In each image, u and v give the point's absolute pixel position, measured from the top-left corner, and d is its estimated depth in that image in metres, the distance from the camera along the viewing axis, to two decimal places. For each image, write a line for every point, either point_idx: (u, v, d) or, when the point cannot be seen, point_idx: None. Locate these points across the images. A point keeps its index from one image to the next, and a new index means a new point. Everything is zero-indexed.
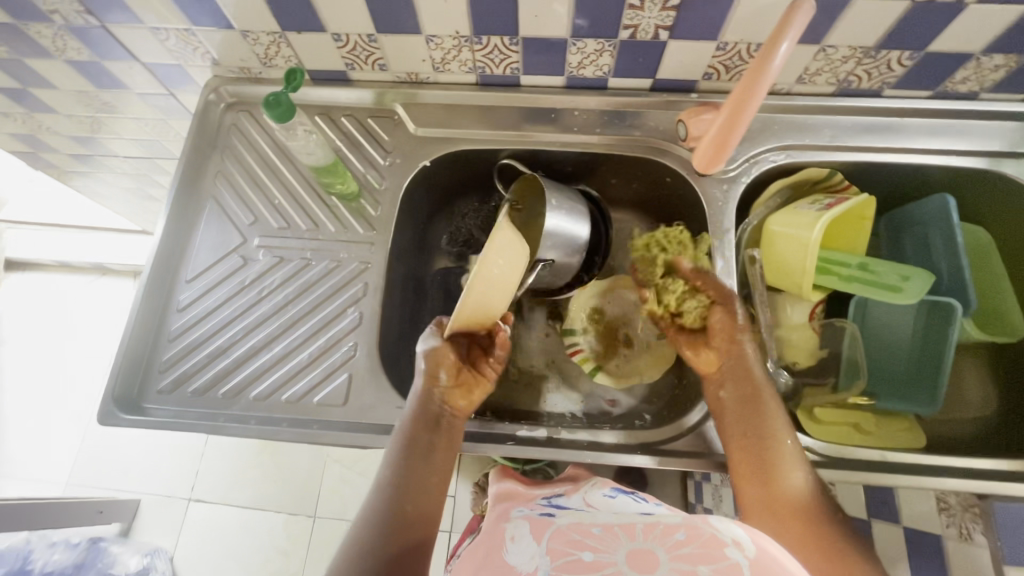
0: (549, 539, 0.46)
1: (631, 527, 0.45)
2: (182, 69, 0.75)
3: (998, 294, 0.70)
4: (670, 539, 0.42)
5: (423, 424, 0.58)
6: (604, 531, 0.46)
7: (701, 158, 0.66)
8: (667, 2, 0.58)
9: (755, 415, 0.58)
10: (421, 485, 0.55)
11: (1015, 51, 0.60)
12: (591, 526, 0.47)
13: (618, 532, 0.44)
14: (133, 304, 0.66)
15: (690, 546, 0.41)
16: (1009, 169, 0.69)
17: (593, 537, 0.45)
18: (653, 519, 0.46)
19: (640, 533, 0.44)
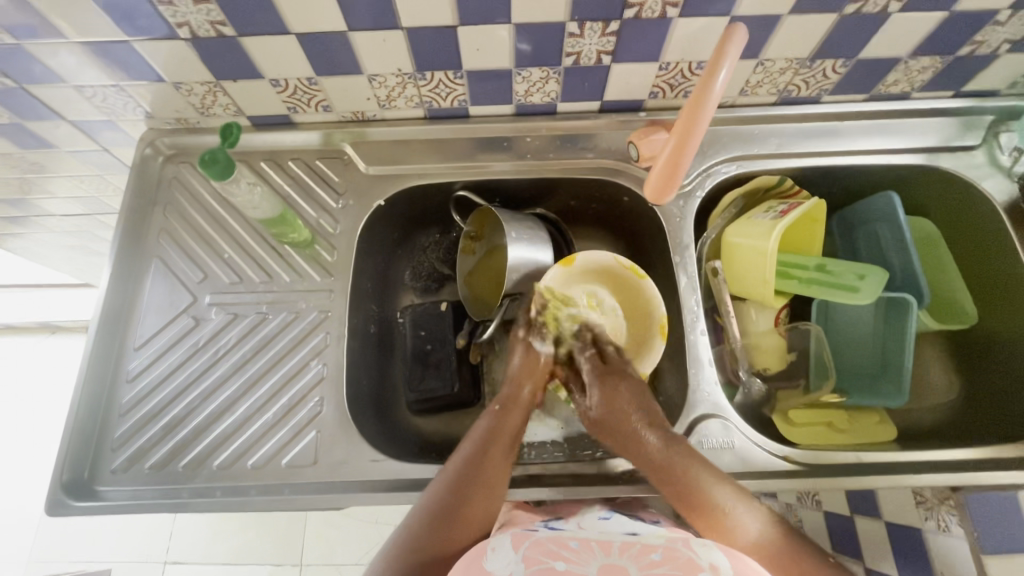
0: (526, 545, 0.48)
1: (608, 544, 0.47)
2: (114, 125, 0.72)
3: (949, 284, 0.73)
4: (645, 558, 0.44)
5: (512, 415, 0.62)
6: (581, 545, 0.47)
7: (652, 188, 0.64)
8: (606, 29, 0.59)
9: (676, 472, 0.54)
10: (493, 473, 0.57)
11: (939, 53, 0.63)
12: (568, 540, 0.48)
13: (594, 548, 0.46)
14: (77, 381, 0.62)
15: (664, 565, 0.43)
16: (945, 163, 0.72)
17: (568, 549, 0.46)
18: (632, 540, 0.48)
19: (618, 551, 0.46)
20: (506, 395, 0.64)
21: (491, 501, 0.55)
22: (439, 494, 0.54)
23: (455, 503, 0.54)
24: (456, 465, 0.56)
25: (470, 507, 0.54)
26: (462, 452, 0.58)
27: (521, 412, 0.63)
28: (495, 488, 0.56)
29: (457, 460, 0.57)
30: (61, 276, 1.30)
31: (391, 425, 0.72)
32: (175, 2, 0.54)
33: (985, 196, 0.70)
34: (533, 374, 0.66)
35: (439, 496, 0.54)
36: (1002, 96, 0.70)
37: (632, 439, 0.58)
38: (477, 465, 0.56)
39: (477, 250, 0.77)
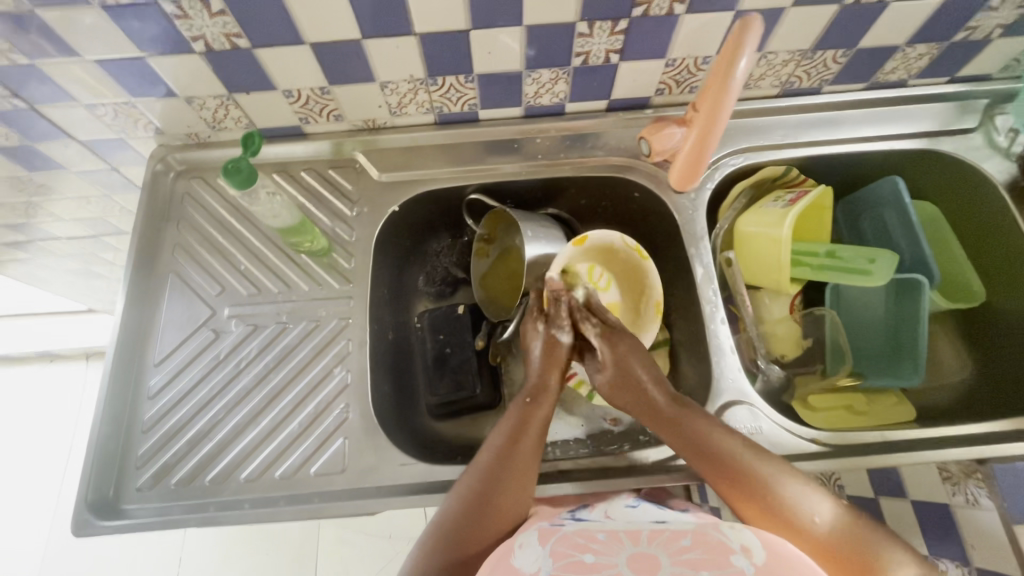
0: (554, 540, 0.47)
1: (636, 533, 0.46)
2: (124, 143, 0.72)
3: (957, 264, 0.74)
4: (676, 545, 0.43)
5: (536, 404, 0.62)
6: (609, 536, 0.46)
7: (678, 174, 0.66)
8: (615, 28, 0.60)
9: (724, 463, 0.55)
10: (523, 465, 0.57)
11: (935, 39, 0.65)
12: (595, 532, 0.47)
13: (622, 538, 0.45)
14: (98, 399, 0.61)
15: (695, 551, 0.42)
16: (945, 147, 0.74)
17: (596, 541, 0.46)
18: (660, 527, 0.47)
19: (646, 539, 0.45)
20: (531, 385, 0.63)
21: (523, 490, 0.56)
22: (472, 488, 0.55)
23: (486, 497, 0.54)
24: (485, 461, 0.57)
25: (502, 498, 0.55)
26: (491, 447, 0.58)
27: (547, 401, 0.62)
28: (527, 481, 0.56)
29: (487, 454, 0.57)
30: (61, 302, 1.28)
31: (415, 430, 0.72)
32: (191, 15, 0.54)
33: (986, 176, 0.72)
34: (552, 358, 0.65)
35: (472, 489, 0.55)
36: (996, 79, 0.73)
37: (701, 418, 0.58)
38: (507, 458, 0.56)
39: (492, 252, 0.78)
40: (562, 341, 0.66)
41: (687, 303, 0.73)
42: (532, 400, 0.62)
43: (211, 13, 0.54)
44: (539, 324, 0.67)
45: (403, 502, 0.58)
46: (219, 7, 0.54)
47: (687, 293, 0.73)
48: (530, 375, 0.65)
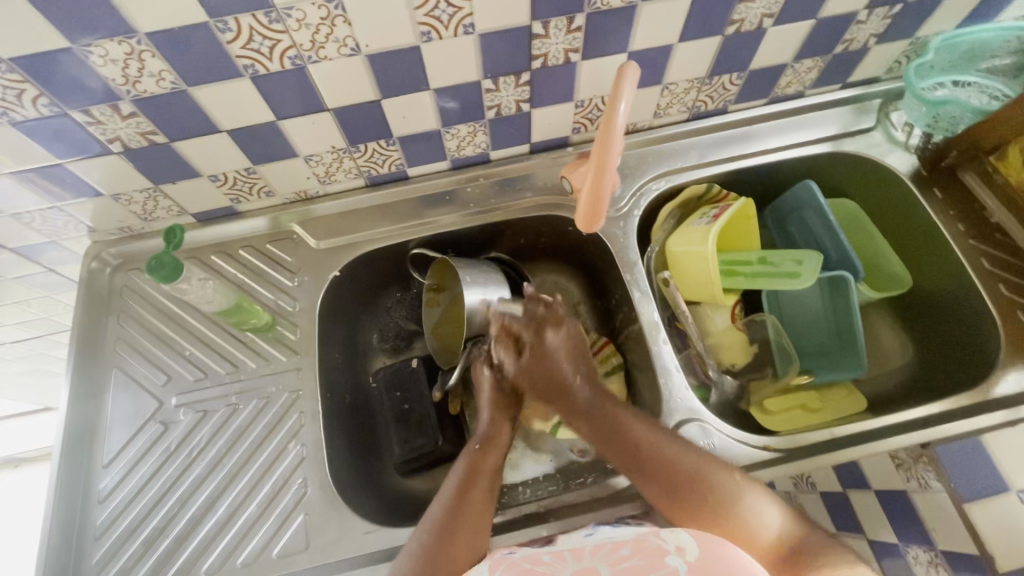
0: (503, 566, 0.50)
1: (579, 550, 0.50)
2: (57, 245, 0.71)
3: (882, 255, 0.78)
4: (616, 554, 0.48)
5: (480, 450, 0.63)
6: (554, 557, 0.50)
7: (584, 215, 0.65)
8: (519, 80, 0.63)
9: (685, 477, 0.57)
10: (478, 517, 0.58)
11: (819, 54, 0.70)
12: (540, 554, 0.51)
13: (566, 556, 0.49)
14: (45, 511, 0.59)
15: (633, 559, 0.47)
16: (850, 146, 0.78)
17: (542, 563, 0.49)
18: (603, 541, 0.51)
19: (589, 554, 0.49)
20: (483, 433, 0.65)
21: (473, 533, 0.57)
22: (424, 541, 0.56)
23: (435, 551, 0.55)
24: (436, 515, 0.57)
25: (452, 547, 0.55)
26: (443, 496, 0.59)
27: (495, 449, 0.64)
28: (477, 531, 0.57)
29: (437, 509, 0.58)
30: (16, 406, 1.25)
31: (382, 493, 0.71)
32: (104, 120, 0.56)
33: (892, 170, 0.76)
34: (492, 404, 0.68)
35: (425, 544, 0.55)
36: (884, 80, 0.78)
37: (624, 442, 0.60)
38: (458, 513, 0.57)
39: (442, 300, 0.78)
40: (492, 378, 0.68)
41: (633, 326, 0.75)
42: (481, 448, 0.64)
43: (123, 116, 0.56)
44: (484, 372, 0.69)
45: (369, 572, 0.58)
46: (129, 110, 0.55)
47: (631, 318, 0.75)
48: (483, 423, 0.67)
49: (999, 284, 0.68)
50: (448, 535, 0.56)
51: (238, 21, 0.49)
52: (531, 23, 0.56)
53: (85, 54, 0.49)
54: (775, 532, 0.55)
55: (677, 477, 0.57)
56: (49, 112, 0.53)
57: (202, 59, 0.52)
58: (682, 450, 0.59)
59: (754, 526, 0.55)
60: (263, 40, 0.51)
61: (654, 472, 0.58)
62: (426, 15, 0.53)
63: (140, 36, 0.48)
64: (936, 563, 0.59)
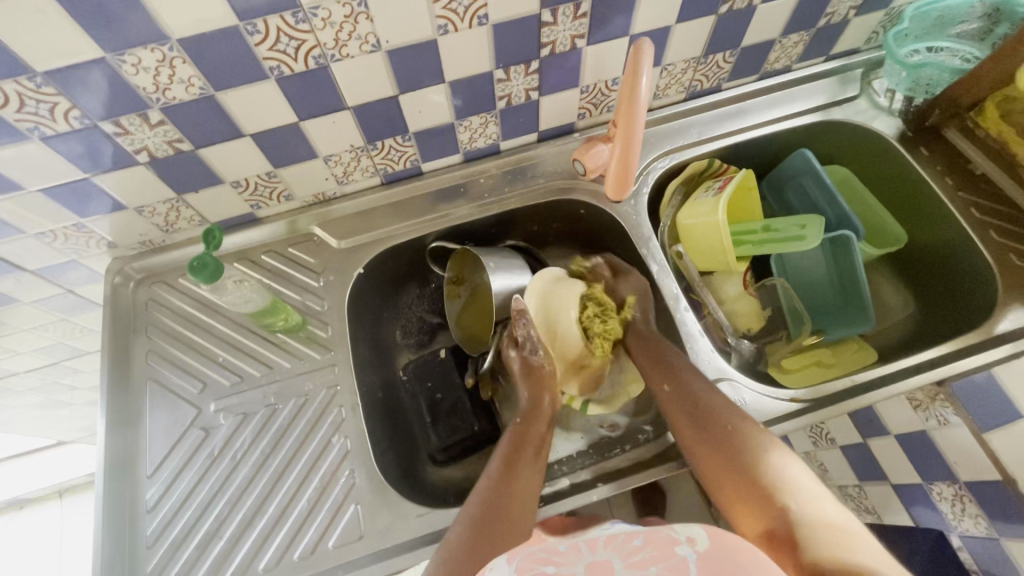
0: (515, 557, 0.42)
1: (593, 542, 0.43)
2: (78, 264, 0.71)
3: (877, 216, 0.82)
4: (627, 546, 0.40)
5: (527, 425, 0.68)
6: (568, 547, 0.42)
7: (615, 186, 0.72)
8: (528, 69, 0.66)
9: (712, 417, 0.60)
10: (524, 481, 0.60)
11: (804, 28, 0.74)
12: (552, 545, 0.43)
13: (580, 547, 0.42)
14: (95, 526, 0.59)
15: (647, 550, 0.39)
16: (838, 115, 0.82)
17: (558, 553, 0.41)
18: (616, 533, 0.44)
19: (602, 545, 0.42)
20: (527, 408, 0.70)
21: (522, 496, 0.59)
22: (474, 506, 0.58)
23: (487, 508, 0.57)
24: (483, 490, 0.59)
25: (504, 506, 0.57)
26: (492, 466, 0.62)
27: (540, 421, 0.68)
28: (525, 495, 0.59)
29: (487, 481, 0.60)
30: (26, 442, 1.23)
31: (424, 481, 0.72)
32: (132, 130, 0.57)
33: (879, 133, 0.81)
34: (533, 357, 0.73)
35: (473, 508, 0.57)
36: (863, 51, 0.83)
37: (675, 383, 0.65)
38: (507, 476, 0.60)
39: (463, 293, 0.80)
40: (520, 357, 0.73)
41: (652, 299, 0.78)
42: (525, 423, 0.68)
43: (151, 125, 0.57)
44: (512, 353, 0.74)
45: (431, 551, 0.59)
46: (157, 118, 0.56)
47: (649, 292, 0.78)
48: (525, 398, 0.71)
49: (990, 230, 0.73)
50: (497, 494, 0.58)
51: (266, 22, 0.51)
52: (540, 11, 0.59)
53: (117, 64, 0.50)
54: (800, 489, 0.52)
55: (708, 416, 0.60)
56: (79, 124, 0.54)
57: (229, 63, 0.53)
58: (732, 409, 0.60)
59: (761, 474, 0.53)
60: (289, 40, 0.53)
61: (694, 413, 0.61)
62: (443, 8, 0.55)
63: (171, 42, 0.50)
64: (961, 494, 0.64)
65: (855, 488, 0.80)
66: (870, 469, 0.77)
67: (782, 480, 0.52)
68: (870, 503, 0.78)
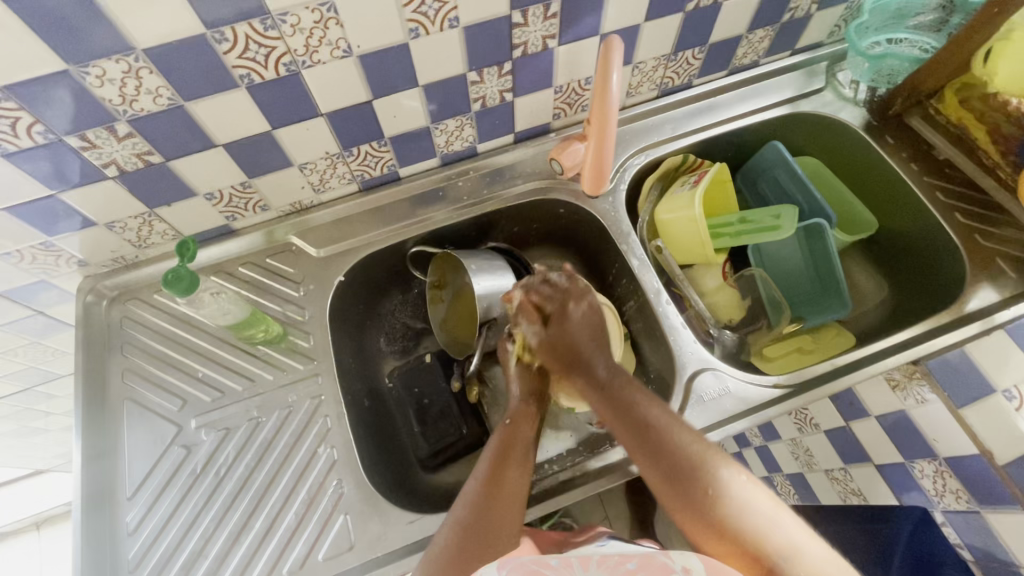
0: (509, 564, 0.44)
1: (586, 560, 0.45)
2: (48, 284, 0.69)
3: (849, 204, 0.84)
4: (622, 568, 0.43)
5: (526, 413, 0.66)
6: (562, 562, 0.45)
7: (590, 181, 0.74)
8: (502, 70, 0.66)
9: (681, 465, 0.54)
10: (511, 487, 0.58)
11: (769, 23, 0.76)
12: (547, 558, 0.45)
13: (575, 563, 0.44)
14: (74, 553, 0.57)
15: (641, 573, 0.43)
16: (806, 107, 0.84)
17: (551, 567, 0.44)
18: (608, 554, 0.47)
19: (595, 564, 0.45)
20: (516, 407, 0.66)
21: (511, 505, 0.57)
22: (460, 514, 0.56)
23: (474, 523, 0.55)
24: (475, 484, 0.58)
25: (493, 520, 0.55)
26: (479, 472, 0.60)
27: (528, 420, 0.65)
28: (512, 507, 0.57)
29: (470, 487, 0.58)
30: (3, 473, 1.20)
31: (414, 488, 0.71)
32: (99, 144, 0.55)
33: (846, 123, 0.83)
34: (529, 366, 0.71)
35: (461, 519, 0.56)
36: (827, 45, 0.85)
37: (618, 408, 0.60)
38: (495, 483, 0.58)
39: (445, 296, 0.80)
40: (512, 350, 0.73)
41: (634, 295, 0.78)
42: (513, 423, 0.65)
43: (119, 138, 0.56)
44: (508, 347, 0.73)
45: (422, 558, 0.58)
46: (125, 130, 0.55)
47: (631, 287, 0.79)
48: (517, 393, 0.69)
49: (955, 213, 0.75)
50: (483, 506, 0.56)
51: (234, 30, 0.50)
52: (511, 13, 0.60)
53: (81, 76, 0.49)
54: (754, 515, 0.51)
55: (678, 469, 0.54)
56: (44, 140, 0.53)
57: (198, 72, 0.53)
58: (690, 437, 0.56)
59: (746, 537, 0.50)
60: (259, 48, 0.53)
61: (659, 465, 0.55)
62: (413, 12, 0.55)
63: (137, 52, 0.49)
64: (942, 471, 0.65)
65: (841, 471, 0.82)
66: (853, 451, 0.78)
67: (773, 525, 0.50)
68: (855, 484, 0.80)
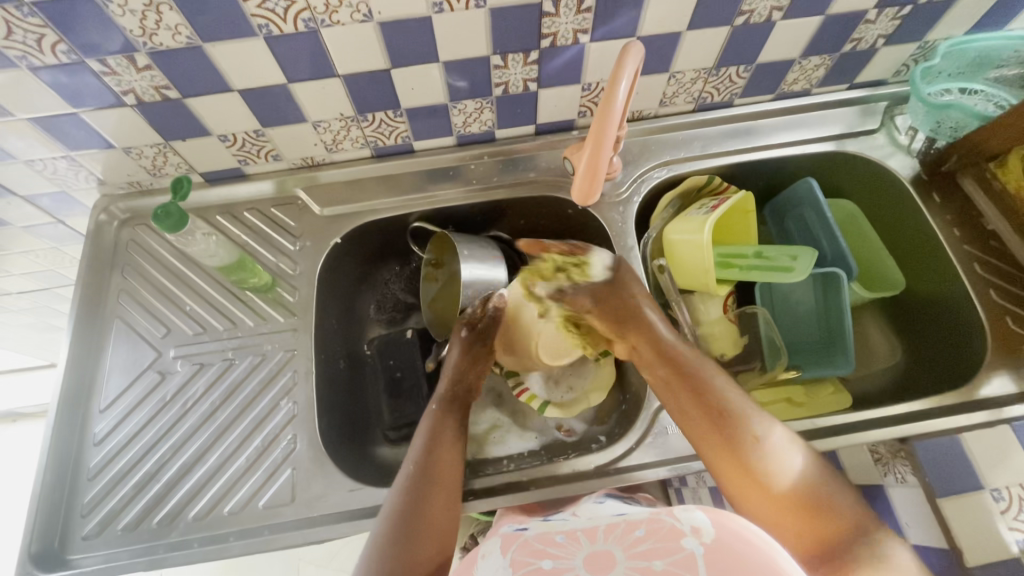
0: (515, 545, 0.42)
1: (594, 531, 0.42)
2: (67, 195, 0.73)
3: (879, 260, 0.78)
4: (630, 537, 0.40)
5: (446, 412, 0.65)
6: (567, 537, 0.42)
7: (579, 192, 0.68)
8: (527, 59, 0.64)
9: (716, 405, 0.59)
10: (446, 474, 0.60)
11: (827, 51, 0.70)
12: (554, 534, 0.43)
13: (580, 537, 0.41)
14: (42, 452, 0.61)
15: (648, 541, 0.39)
16: (852, 147, 0.79)
17: (555, 543, 0.41)
18: (618, 521, 0.43)
19: (603, 535, 0.41)
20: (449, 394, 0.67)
21: (443, 490, 0.58)
22: (398, 503, 0.57)
23: (414, 509, 0.56)
24: (410, 474, 0.59)
25: (430, 509, 0.57)
26: (412, 456, 0.61)
27: (457, 409, 0.67)
28: (452, 490, 0.59)
29: (407, 470, 0.60)
30: (24, 362, 1.28)
31: (370, 456, 0.72)
32: (119, 71, 0.57)
33: (892, 171, 0.77)
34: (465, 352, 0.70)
35: (398, 506, 0.57)
36: (891, 83, 0.78)
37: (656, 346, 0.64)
38: (430, 470, 0.59)
39: (440, 276, 0.79)
40: (461, 337, 0.71)
41: None
42: (442, 408, 0.66)
43: (138, 69, 0.57)
44: (461, 329, 0.71)
45: (354, 526, 0.59)
46: (144, 62, 0.56)
47: None
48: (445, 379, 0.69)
49: (989, 289, 0.69)
50: (422, 491, 0.57)
51: None
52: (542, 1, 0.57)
53: (104, 3, 0.50)
54: (786, 465, 0.55)
55: (714, 405, 0.59)
56: (67, 59, 0.55)
57: (218, 16, 0.53)
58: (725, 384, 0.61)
59: (781, 481, 0.55)
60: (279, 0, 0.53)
61: (709, 408, 0.58)
62: None
63: None
64: None
65: None
66: None
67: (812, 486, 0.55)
68: None
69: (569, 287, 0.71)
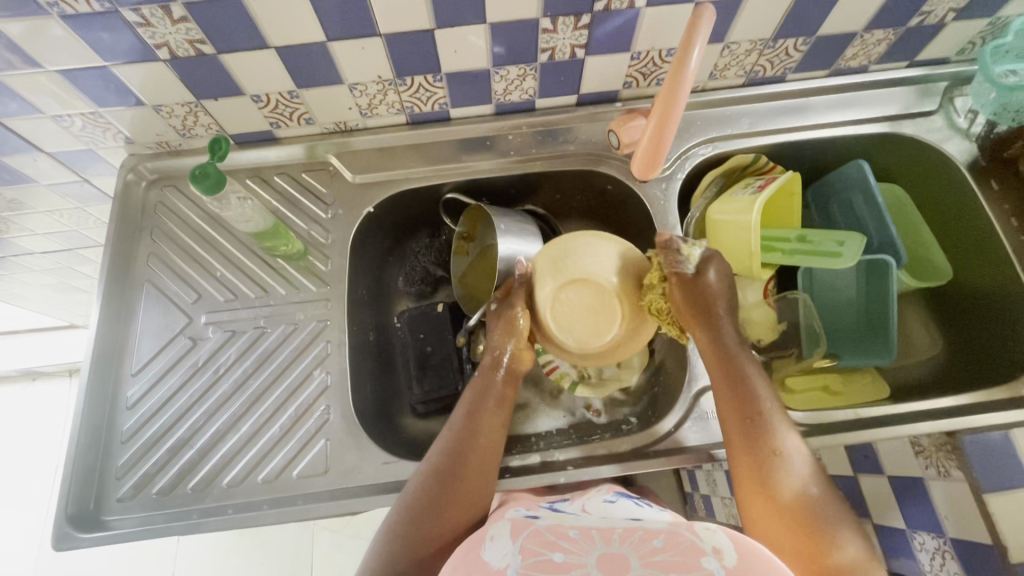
0: (524, 535, 0.43)
1: (609, 532, 0.42)
2: (94, 153, 0.71)
3: (928, 249, 0.76)
4: (646, 545, 0.39)
5: (498, 380, 0.62)
6: (581, 534, 0.42)
7: (640, 166, 0.68)
8: (578, 22, 0.61)
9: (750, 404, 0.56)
10: (489, 443, 0.58)
11: (892, 25, 0.66)
12: (568, 528, 0.43)
13: (594, 536, 0.41)
14: (75, 415, 0.61)
15: (665, 553, 0.38)
16: (908, 129, 0.75)
17: (567, 539, 0.41)
18: (635, 526, 0.43)
19: (619, 538, 0.41)
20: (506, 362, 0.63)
21: (479, 461, 0.57)
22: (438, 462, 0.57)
23: (453, 472, 0.56)
24: (449, 438, 0.58)
25: (468, 477, 0.56)
26: (453, 423, 0.60)
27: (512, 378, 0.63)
28: (491, 456, 0.58)
29: (448, 434, 0.59)
30: (43, 322, 1.28)
31: (399, 429, 0.72)
32: (153, 22, 0.54)
33: (948, 156, 0.74)
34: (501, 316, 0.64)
35: (438, 465, 0.56)
36: (953, 62, 0.74)
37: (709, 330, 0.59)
38: (472, 437, 0.58)
39: (471, 250, 0.78)
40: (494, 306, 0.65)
41: None
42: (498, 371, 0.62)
43: (173, 21, 0.54)
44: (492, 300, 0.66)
45: (388, 499, 0.59)
46: (180, 14, 0.53)
47: None
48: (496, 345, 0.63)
49: None
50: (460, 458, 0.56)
51: None
52: None
53: None
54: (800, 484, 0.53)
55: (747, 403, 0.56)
56: (100, 7, 0.52)
57: None
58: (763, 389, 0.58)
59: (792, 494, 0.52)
60: None
61: (740, 400, 0.56)
62: None
63: None
64: (943, 550, 0.60)
65: None
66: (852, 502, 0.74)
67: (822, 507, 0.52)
68: None
69: (700, 271, 0.59)
